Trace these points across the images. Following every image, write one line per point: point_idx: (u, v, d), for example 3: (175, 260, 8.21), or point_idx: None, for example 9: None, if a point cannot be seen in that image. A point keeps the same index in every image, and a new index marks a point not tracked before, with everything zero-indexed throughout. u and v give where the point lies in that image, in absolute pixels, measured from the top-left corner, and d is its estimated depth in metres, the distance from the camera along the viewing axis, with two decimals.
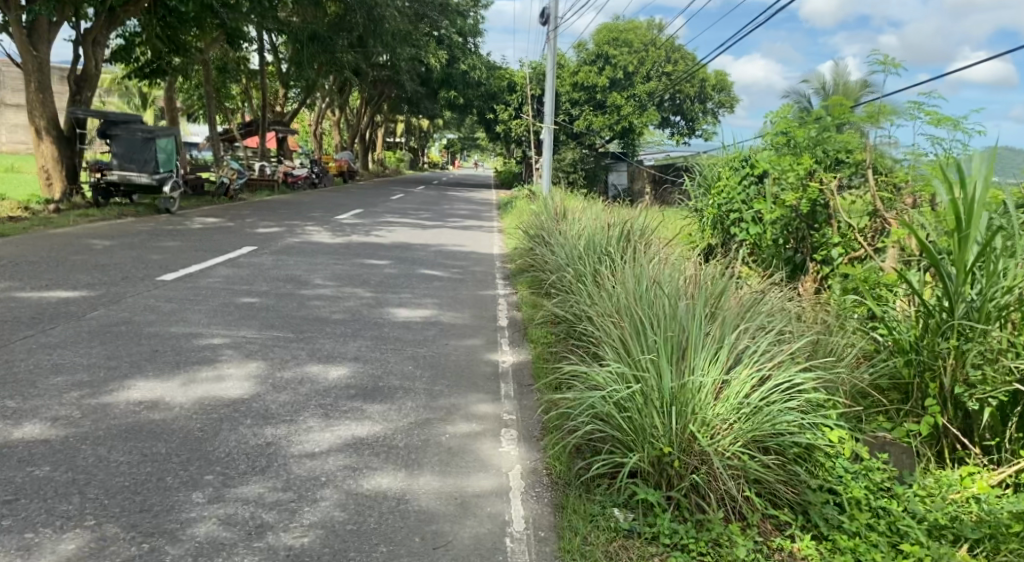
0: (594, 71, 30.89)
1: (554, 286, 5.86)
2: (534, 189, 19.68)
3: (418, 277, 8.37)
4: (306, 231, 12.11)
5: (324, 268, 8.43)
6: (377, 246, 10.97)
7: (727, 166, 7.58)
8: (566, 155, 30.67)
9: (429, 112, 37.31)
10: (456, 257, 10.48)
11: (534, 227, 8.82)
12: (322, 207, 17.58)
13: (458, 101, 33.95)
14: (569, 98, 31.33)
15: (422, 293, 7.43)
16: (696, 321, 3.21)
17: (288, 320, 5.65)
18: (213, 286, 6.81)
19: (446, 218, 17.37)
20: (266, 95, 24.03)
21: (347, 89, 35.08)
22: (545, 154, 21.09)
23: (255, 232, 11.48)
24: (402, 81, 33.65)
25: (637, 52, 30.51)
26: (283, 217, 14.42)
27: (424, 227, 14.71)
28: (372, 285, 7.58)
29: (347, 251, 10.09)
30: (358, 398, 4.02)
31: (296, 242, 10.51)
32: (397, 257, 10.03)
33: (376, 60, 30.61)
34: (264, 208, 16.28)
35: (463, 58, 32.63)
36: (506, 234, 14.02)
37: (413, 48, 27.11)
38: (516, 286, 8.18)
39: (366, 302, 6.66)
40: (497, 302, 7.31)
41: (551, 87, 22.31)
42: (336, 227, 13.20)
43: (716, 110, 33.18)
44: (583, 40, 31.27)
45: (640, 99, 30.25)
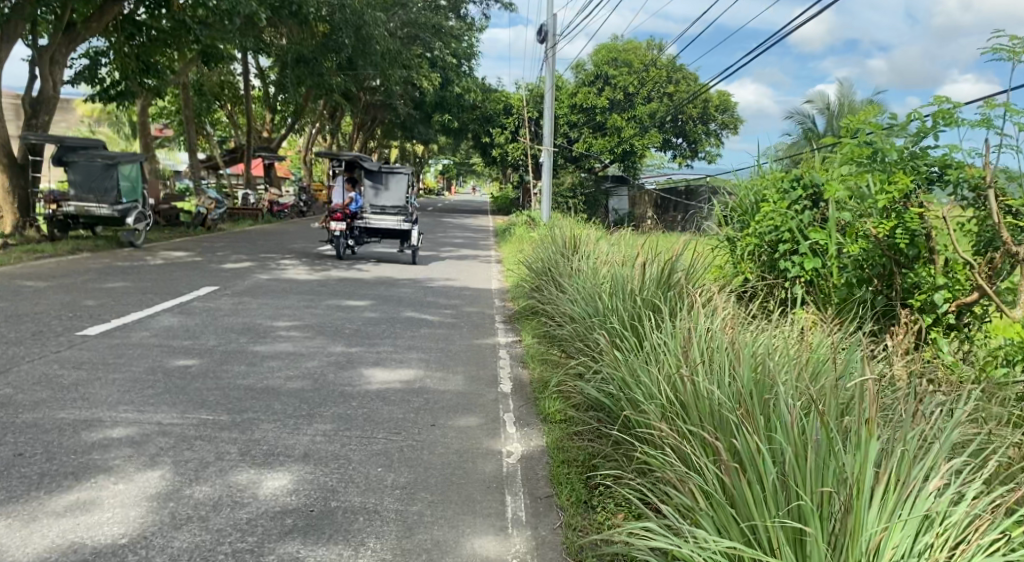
0: (594, 93, 29.90)
1: (574, 345, 4.54)
2: (534, 215, 18.47)
3: (403, 324, 7.07)
4: (282, 265, 10.84)
5: (291, 313, 7.14)
6: (359, 283, 9.70)
7: (771, 185, 6.30)
8: (565, 179, 29.60)
9: (424, 138, 36.44)
10: (448, 294, 9.18)
11: (538, 263, 7.55)
12: (305, 237, 16.35)
13: (453, 125, 32.98)
14: (568, 121, 30.37)
15: (406, 345, 6.13)
16: (854, 452, 1.84)
17: (226, 393, 4.34)
18: (146, 340, 5.51)
19: (439, 247, 16.12)
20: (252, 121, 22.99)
21: (339, 114, 34.12)
22: (545, 178, 19.90)
23: (222, 268, 10.21)
24: (395, 106, 32.69)
25: (637, 73, 29.50)
26: (260, 249, 13.17)
27: (415, 258, 13.46)
28: (346, 336, 6.28)
29: (323, 290, 8.81)
30: (296, 537, 2.68)
31: (266, 280, 9.23)
32: (381, 296, 8.74)
33: (368, 84, 29.64)
34: (243, 240, 15.05)
35: (458, 82, 31.66)
36: (506, 264, 12.78)
37: (405, 70, 26.06)
38: (520, 332, 6.87)
39: (335, 361, 5.35)
40: (499, 354, 6.01)
41: (550, 110, 21.17)
42: (317, 260, 11.94)
43: (719, 131, 32.10)
44: (581, 61, 30.36)
45: (642, 121, 29.25)
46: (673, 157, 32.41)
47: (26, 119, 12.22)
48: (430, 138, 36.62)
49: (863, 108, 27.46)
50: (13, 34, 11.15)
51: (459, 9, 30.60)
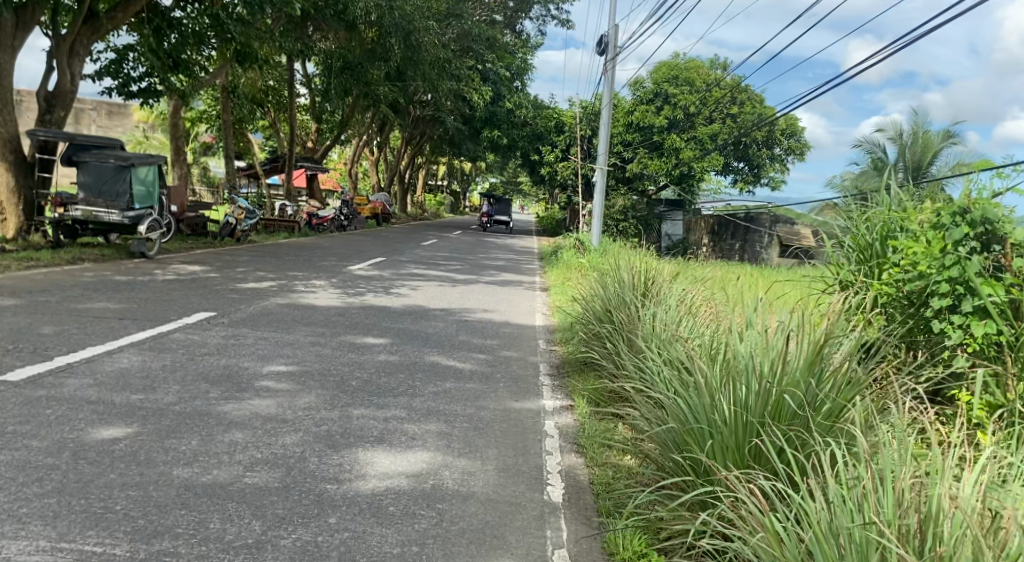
0: (651, 111, 28.29)
1: (665, 450, 3.03)
2: (584, 239, 16.97)
3: (425, 374, 5.64)
4: (300, 285, 9.58)
5: (290, 353, 5.79)
6: (382, 311, 8.34)
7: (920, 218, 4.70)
8: (616, 202, 28.08)
9: (471, 155, 35.37)
10: (485, 332, 7.74)
11: (599, 300, 6.10)
12: (336, 254, 15.16)
13: (502, 141, 31.68)
14: (621, 140, 28.88)
15: (424, 408, 4.69)
16: None
17: (143, 496, 2.96)
18: (84, 392, 4.21)
19: (480, 269, 14.74)
20: (295, 129, 22.16)
21: (386, 127, 33.34)
22: (596, 199, 18.32)
23: (231, 287, 9.00)
24: (442, 120, 31.67)
25: (699, 92, 27.82)
26: (284, 265, 11.99)
27: (452, 282, 12.08)
28: (349, 392, 4.89)
29: (338, 321, 7.47)
30: None
31: (275, 304, 7.96)
32: (406, 331, 7.34)
33: (414, 96, 28.66)
34: (269, 253, 13.95)
35: (508, 96, 30.31)
36: (554, 294, 11.27)
37: (453, 81, 24.97)
38: (572, 393, 5.34)
39: (323, 434, 3.95)
40: (544, 431, 4.42)
41: (606, 127, 19.66)
42: (342, 281, 10.67)
43: (784, 157, 30.06)
44: (639, 78, 28.81)
45: (701, 144, 27.57)
46: (732, 182, 30.58)
47: (40, 115, 11.36)
48: (478, 155, 35.51)
49: (941, 138, 25.45)
50: (28, 21, 10.27)
51: (513, 25, 29.53)
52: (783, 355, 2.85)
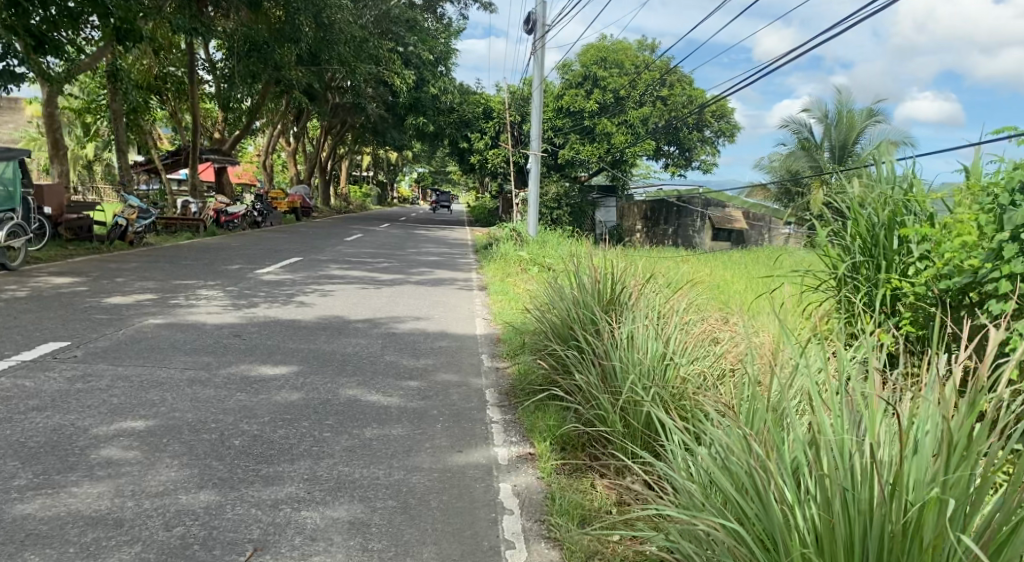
0: (581, 94, 27.33)
1: None
2: (520, 230, 15.92)
3: (337, 420, 4.36)
4: (193, 299, 8.04)
5: (155, 397, 4.41)
6: (289, 328, 6.95)
7: (973, 207, 3.74)
8: (549, 189, 27.07)
9: (396, 143, 33.76)
10: (415, 349, 6.48)
11: (556, 311, 5.01)
12: (245, 255, 13.50)
13: (427, 129, 30.13)
14: (551, 125, 27.95)
15: (334, 481, 3.44)
16: None
17: None
18: None
19: (409, 267, 13.45)
20: (198, 118, 20.00)
21: (305, 115, 31.33)
22: (531, 186, 17.26)
23: (103, 304, 7.40)
24: (363, 107, 29.90)
25: (629, 74, 27.14)
26: (178, 272, 10.33)
27: (375, 284, 10.73)
28: (230, 459, 3.58)
29: (232, 344, 6.05)
30: None
31: (153, 325, 6.45)
32: (318, 355, 6.01)
33: (331, 80, 26.82)
34: (165, 257, 12.16)
35: (433, 81, 28.82)
36: (493, 296, 10.11)
37: (372, 64, 23.34)
38: (529, 433, 4.28)
39: (174, 547, 2.68)
40: (500, 503, 3.32)
41: (537, 112, 18.53)
42: (246, 289, 9.18)
43: (715, 138, 29.88)
44: (568, 60, 27.86)
45: (633, 127, 27.00)
46: (665, 166, 30.11)
47: None
48: (403, 144, 33.90)
49: (864, 117, 25.40)
50: None
51: (434, 8, 28.07)
52: (911, 441, 1.78)
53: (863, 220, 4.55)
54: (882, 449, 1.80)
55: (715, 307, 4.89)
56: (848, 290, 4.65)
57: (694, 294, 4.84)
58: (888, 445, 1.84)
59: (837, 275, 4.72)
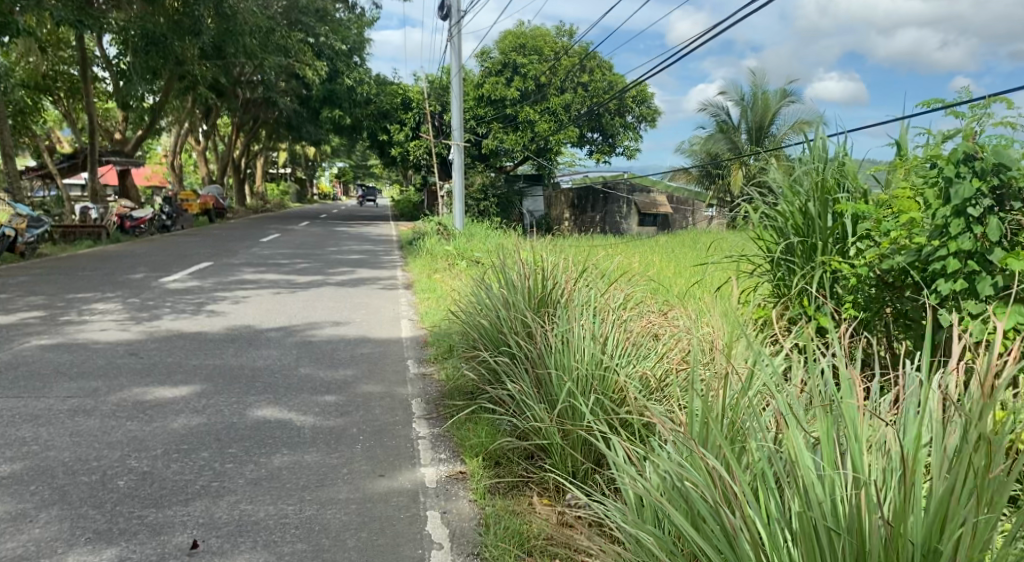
0: (502, 83, 26.96)
1: None
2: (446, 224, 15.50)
3: (242, 447, 3.84)
4: (84, 315, 7.21)
5: (26, 436, 3.66)
6: (193, 342, 6.29)
7: (911, 185, 3.61)
8: (474, 179, 26.66)
9: (314, 138, 32.60)
10: (334, 359, 5.98)
11: (485, 312, 4.66)
12: (149, 262, 12.48)
13: (345, 122, 29.16)
14: (473, 114, 27.48)
15: (234, 524, 2.95)
16: None
17: None
18: None
19: (330, 267, 12.80)
20: (96, 119, 18.51)
21: (214, 110, 29.75)
22: (455, 178, 16.81)
23: None
24: (277, 100, 28.60)
25: (549, 61, 26.96)
26: (70, 284, 9.36)
27: (293, 287, 10.09)
28: (112, 505, 3.00)
29: (125, 363, 5.36)
30: None
31: (32, 346, 5.67)
32: (225, 371, 5.41)
33: (239, 73, 25.47)
34: (56, 269, 11.06)
35: (349, 73, 27.97)
36: (419, 294, 9.65)
37: (282, 54, 22.23)
38: (460, 447, 3.94)
39: None
40: (431, 536, 2.96)
41: (456, 102, 18.04)
42: (147, 300, 8.38)
43: (637, 124, 30.18)
44: (487, 48, 27.44)
45: (556, 114, 26.89)
46: (590, 153, 30.15)
47: None
48: (322, 139, 32.71)
49: (776, 99, 26.20)
50: None
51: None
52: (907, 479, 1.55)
53: (797, 201, 4.38)
54: (879, 489, 1.54)
55: (652, 297, 4.67)
56: (783, 273, 4.48)
57: (629, 286, 4.60)
58: (883, 484, 1.61)
59: (771, 259, 4.57)
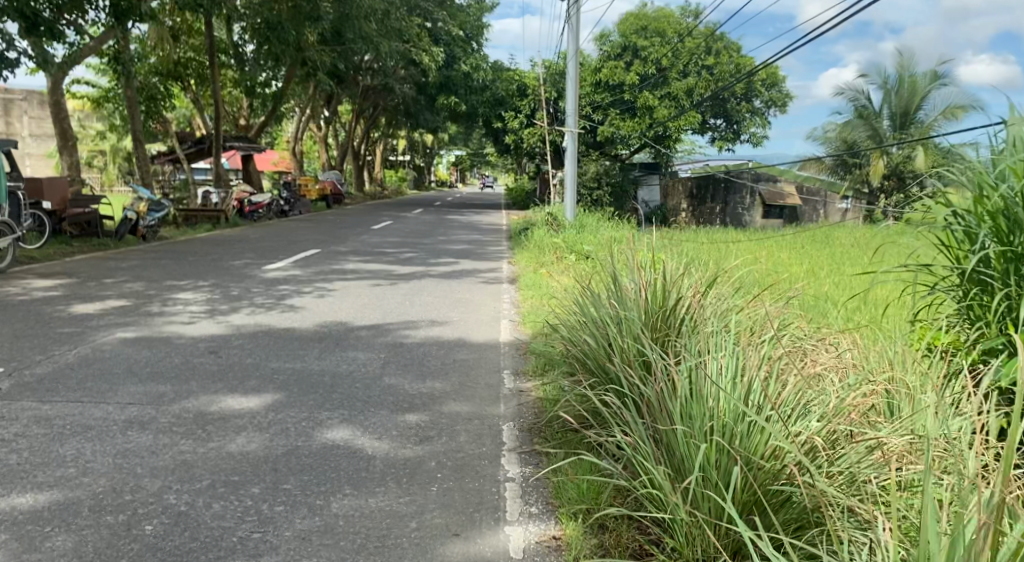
0: (621, 67, 25.88)
1: None
2: (556, 215, 14.72)
3: (299, 483, 3.23)
4: (166, 306, 7.07)
5: (67, 453, 3.28)
6: (278, 342, 5.88)
7: None
8: (588, 167, 25.65)
9: (431, 125, 32.86)
10: (422, 366, 5.33)
11: (590, 329, 3.85)
12: (259, 248, 12.59)
13: (460, 108, 28.94)
14: (590, 101, 26.48)
15: None
16: None
17: None
18: None
19: (434, 258, 12.37)
20: (221, 105, 19.16)
21: (336, 99, 30.62)
22: (567, 166, 15.95)
23: (73, 314, 6.47)
24: (394, 88, 28.94)
25: (671, 43, 25.36)
26: (178, 271, 9.44)
27: (393, 279, 9.67)
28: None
29: (202, 365, 5.01)
30: None
31: (117, 341, 5.46)
32: (303, 378, 4.91)
33: (358, 62, 25.90)
34: (173, 253, 11.34)
35: (465, 59, 27.71)
36: (522, 291, 8.90)
37: (399, 41, 22.21)
38: (556, 500, 3.15)
39: None
40: None
41: (572, 86, 17.18)
42: (245, 290, 8.21)
43: (766, 109, 27.95)
44: (605, 30, 26.31)
45: (677, 99, 25.34)
46: (711, 141, 28.26)
47: None
48: (438, 126, 32.88)
49: (926, 81, 23.34)
50: None
51: None
52: None
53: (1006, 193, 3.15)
54: None
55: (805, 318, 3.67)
56: (977, 292, 3.31)
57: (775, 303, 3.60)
58: None
59: (964, 270, 3.38)
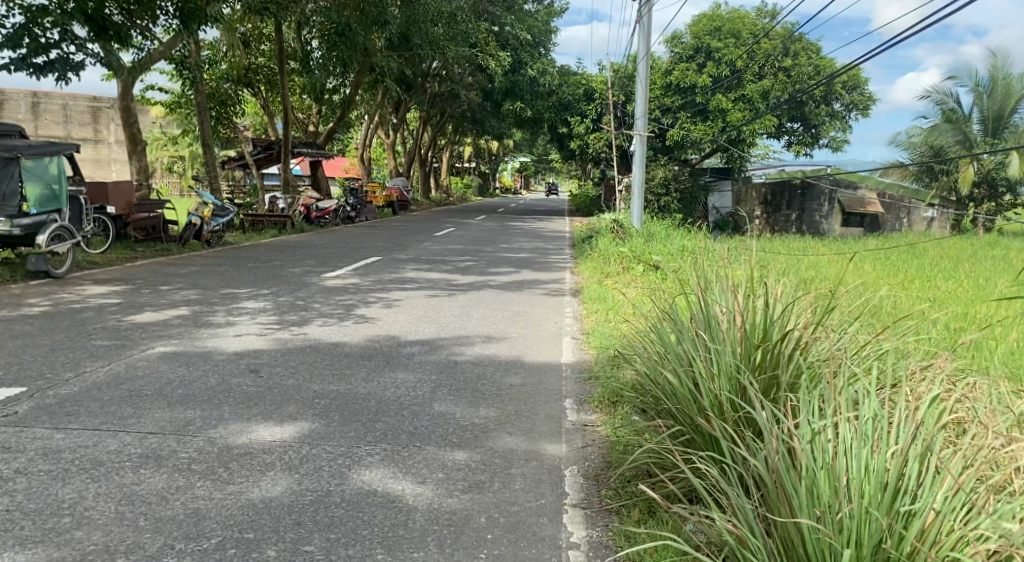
0: (693, 68, 24.94)
1: None
2: (624, 223, 13.98)
3: (323, 545, 2.72)
4: (216, 316, 6.77)
5: (67, 500, 2.87)
6: (324, 359, 5.45)
7: None
8: (655, 173, 24.65)
9: (495, 131, 32.63)
10: (477, 392, 4.75)
11: (674, 362, 3.22)
12: (317, 254, 12.37)
13: (525, 114, 28.50)
14: (659, 104, 25.60)
15: None
16: None
17: None
18: None
19: (494, 266, 11.84)
20: (289, 111, 19.31)
21: (403, 106, 30.76)
22: (636, 171, 15.20)
23: (121, 324, 6.24)
24: (459, 94, 28.78)
25: (747, 43, 24.21)
26: (235, 278, 9.24)
27: (451, 289, 9.16)
28: None
29: (240, 387, 4.60)
30: None
31: (156, 358, 5.13)
32: (346, 402, 4.43)
33: (424, 68, 25.83)
34: (233, 259, 11.21)
35: (532, 62, 27.25)
36: (588, 305, 8.23)
37: (464, 46, 21.93)
38: None
39: None
40: None
41: (642, 88, 16.42)
42: (297, 299, 7.86)
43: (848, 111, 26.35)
44: (677, 31, 25.36)
45: (752, 101, 24.16)
46: (787, 145, 26.84)
47: None
48: (503, 132, 32.59)
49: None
50: None
51: None
52: None
53: None
54: None
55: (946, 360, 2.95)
56: None
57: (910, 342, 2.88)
58: None
59: None
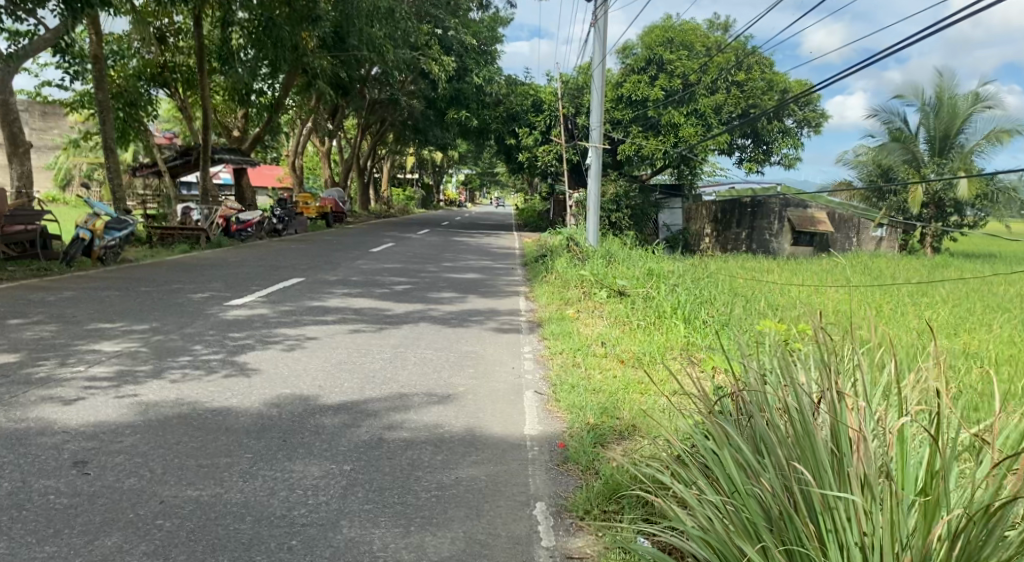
0: (645, 81, 24.06)
1: None
2: (579, 241, 12.76)
3: None
4: (66, 364, 5.13)
5: None
6: (195, 437, 3.91)
7: None
8: (607, 188, 23.73)
9: (440, 142, 31.17)
10: (408, 497, 3.29)
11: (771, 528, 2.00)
12: (229, 275, 10.63)
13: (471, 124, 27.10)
14: (611, 118, 24.75)
15: None
16: None
17: None
18: None
19: (436, 290, 10.39)
20: (210, 114, 17.40)
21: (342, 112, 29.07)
22: (592, 185, 13.99)
23: None
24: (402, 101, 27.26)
25: (699, 57, 23.53)
26: (117, 308, 7.51)
27: (384, 322, 7.66)
28: None
29: (42, 501, 3.04)
30: None
31: None
32: (205, 526, 2.93)
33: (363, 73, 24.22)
34: (124, 281, 9.40)
35: (477, 70, 26.13)
36: (547, 344, 6.87)
37: (404, 50, 20.48)
38: None
39: None
40: None
41: (598, 95, 15.26)
42: (183, 337, 6.22)
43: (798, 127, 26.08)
44: (628, 42, 24.49)
45: (705, 118, 23.49)
46: (739, 162, 26.42)
47: None
48: (448, 143, 31.25)
49: None
50: None
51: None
52: None
53: None
54: None
55: None
56: None
57: None
58: None
59: None
